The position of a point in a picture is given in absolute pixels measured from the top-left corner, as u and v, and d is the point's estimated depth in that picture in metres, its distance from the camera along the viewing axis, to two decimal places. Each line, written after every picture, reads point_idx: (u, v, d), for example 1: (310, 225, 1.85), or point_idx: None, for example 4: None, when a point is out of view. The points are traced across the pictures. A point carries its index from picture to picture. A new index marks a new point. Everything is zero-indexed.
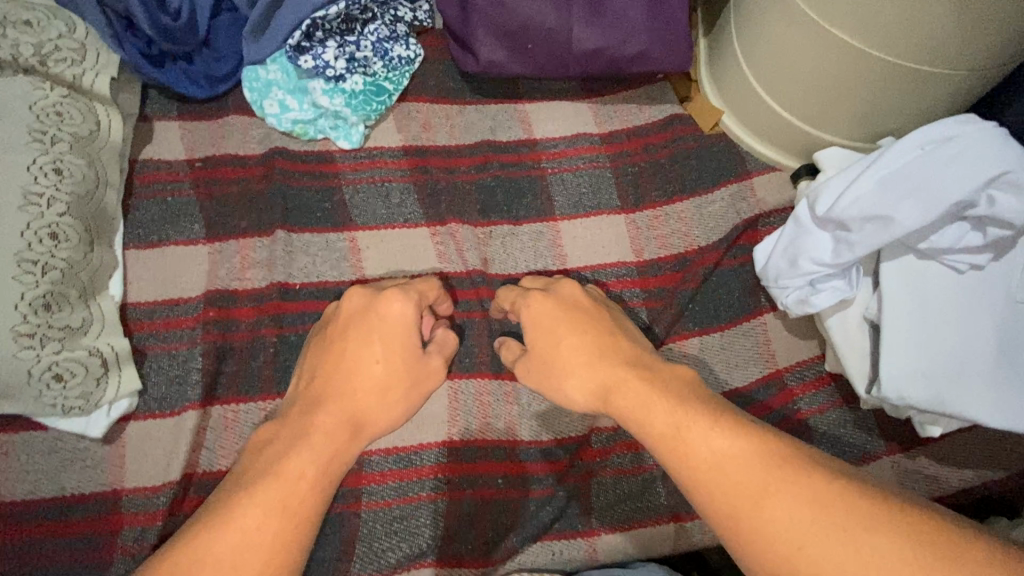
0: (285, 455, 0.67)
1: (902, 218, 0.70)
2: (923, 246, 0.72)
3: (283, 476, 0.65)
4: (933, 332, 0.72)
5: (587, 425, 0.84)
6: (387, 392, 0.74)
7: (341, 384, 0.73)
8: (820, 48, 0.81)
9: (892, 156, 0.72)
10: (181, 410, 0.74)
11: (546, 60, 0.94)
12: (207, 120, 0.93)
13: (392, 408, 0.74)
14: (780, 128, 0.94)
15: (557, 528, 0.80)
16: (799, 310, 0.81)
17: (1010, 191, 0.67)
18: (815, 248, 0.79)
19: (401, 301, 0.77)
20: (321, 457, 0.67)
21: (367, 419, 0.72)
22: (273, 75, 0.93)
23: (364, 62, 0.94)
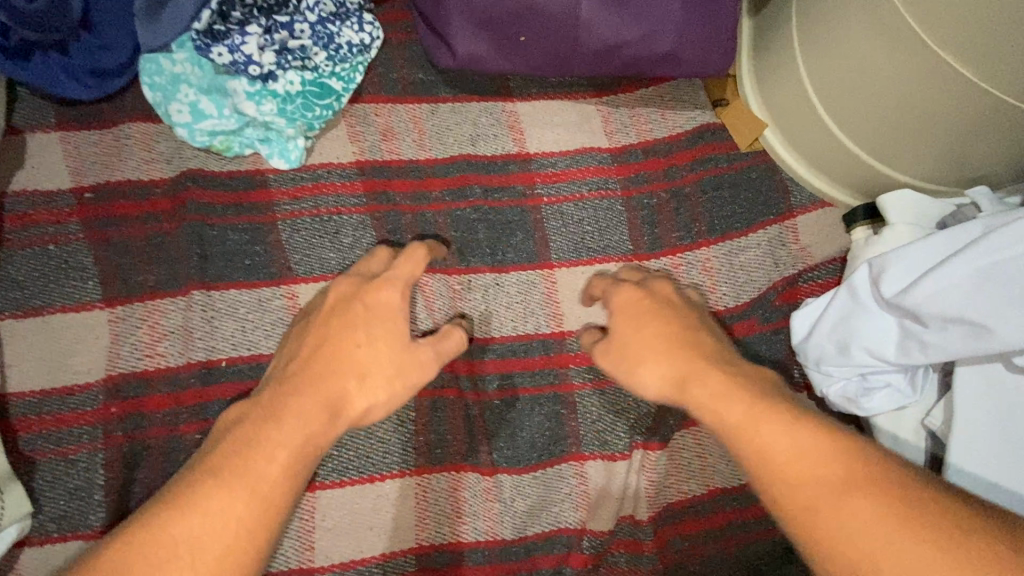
0: (257, 431, 0.52)
1: (1002, 332, 0.55)
2: (1019, 360, 0.57)
3: (241, 460, 0.50)
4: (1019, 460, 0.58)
5: (577, 521, 0.72)
6: (373, 380, 0.58)
7: (318, 369, 0.57)
8: (913, 73, 0.60)
9: (998, 243, 0.56)
10: (86, 534, 0.61)
11: (545, 56, 0.71)
12: (98, 130, 0.71)
13: (375, 406, 0.58)
14: (838, 158, 0.74)
15: None
16: (843, 405, 0.67)
17: None
18: (876, 340, 0.63)
19: (389, 285, 0.62)
20: (304, 446, 0.52)
21: (350, 406, 0.57)
22: (180, 68, 0.71)
23: (300, 52, 0.70)
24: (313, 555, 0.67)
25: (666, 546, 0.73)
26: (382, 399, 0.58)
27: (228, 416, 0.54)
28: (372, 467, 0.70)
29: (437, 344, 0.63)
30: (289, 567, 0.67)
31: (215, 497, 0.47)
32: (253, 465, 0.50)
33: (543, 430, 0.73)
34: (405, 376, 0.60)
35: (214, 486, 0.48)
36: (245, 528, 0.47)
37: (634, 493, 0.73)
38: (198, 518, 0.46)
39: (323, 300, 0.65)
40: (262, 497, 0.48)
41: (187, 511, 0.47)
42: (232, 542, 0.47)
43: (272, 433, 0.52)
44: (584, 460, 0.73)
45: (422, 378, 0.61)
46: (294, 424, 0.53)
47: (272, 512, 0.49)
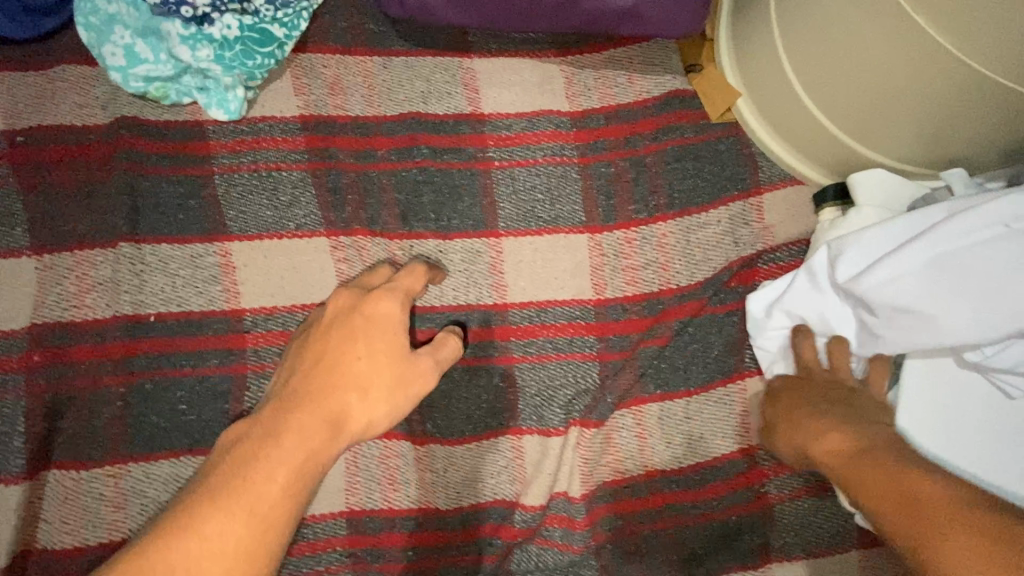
0: (259, 446, 0.51)
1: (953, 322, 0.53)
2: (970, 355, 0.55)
3: (240, 478, 0.49)
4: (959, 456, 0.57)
5: (512, 494, 0.71)
6: (370, 390, 0.59)
7: (322, 380, 0.58)
8: (886, 43, 0.54)
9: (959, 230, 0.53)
10: (6, 479, 0.61)
11: (496, 6, 0.66)
12: (31, 70, 0.68)
13: (374, 417, 0.59)
14: (809, 132, 0.69)
15: None
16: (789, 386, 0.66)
17: None
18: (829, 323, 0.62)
19: (389, 296, 0.63)
20: (302, 463, 0.52)
21: (353, 417, 0.57)
22: (115, 7, 0.67)
23: None
24: None
25: (601, 524, 0.72)
26: (380, 408, 0.59)
27: (230, 436, 0.54)
28: None
29: (435, 353, 0.64)
30: None
31: (220, 515, 0.46)
32: (250, 482, 0.49)
33: (482, 403, 0.71)
34: (404, 387, 0.60)
35: (209, 509, 0.46)
36: (245, 547, 0.46)
37: (571, 468, 0.71)
38: (195, 541, 0.45)
39: (321, 312, 0.64)
40: (258, 517, 0.47)
41: (182, 531, 0.45)
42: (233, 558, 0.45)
43: (273, 449, 0.51)
44: (522, 435, 0.71)
45: (422, 389, 0.61)
46: (296, 441, 0.52)
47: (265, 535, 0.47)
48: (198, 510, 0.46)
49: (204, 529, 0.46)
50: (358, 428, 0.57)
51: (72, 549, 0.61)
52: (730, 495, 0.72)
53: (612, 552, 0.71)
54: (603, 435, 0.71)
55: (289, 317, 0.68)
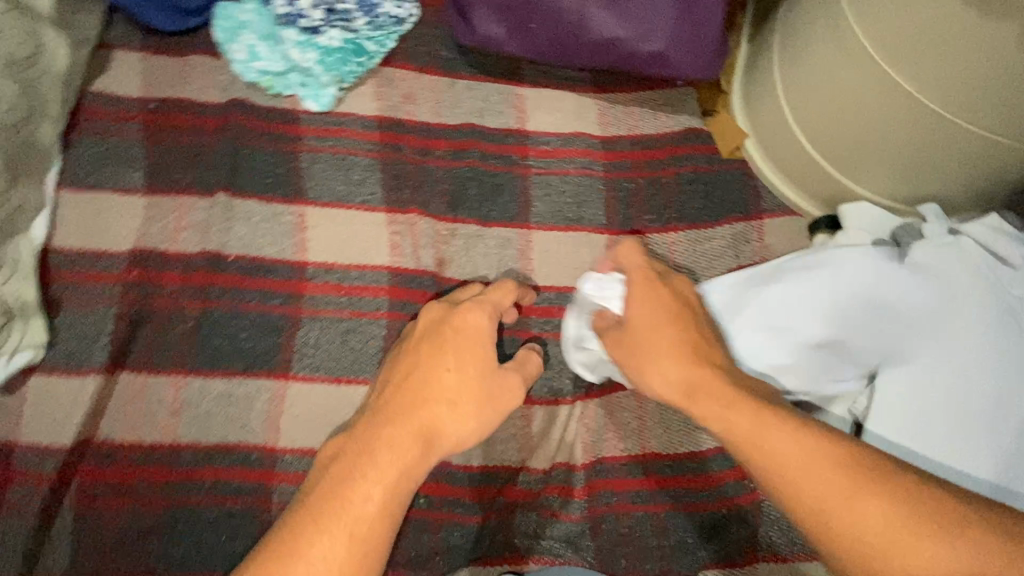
0: (358, 461, 0.61)
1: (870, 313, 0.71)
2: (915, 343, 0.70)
3: (343, 500, 0.58)
4: (932, 458, 0.67)
5: (518, 460, 0.78)
6: (459, 403, 0.67)
7: (411, 398, 0.67)
8: (869, 89, 0.67)
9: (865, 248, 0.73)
10: (85, 372, 0.70)
11: (549, 43, 0.82)
12: (171, 56, 0.85)
13: (464, 429, 0.67)
14: (807, 168, 0.80)
15: (482, 554, 0.75)
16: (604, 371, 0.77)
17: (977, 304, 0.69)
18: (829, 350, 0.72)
19: (476, 311, 0.72)
20: (393, 490, 0.60)
21: (445, 432, 0.66)
22: (246, 16, 0.84)
23: (346, 14, 0.84)
24: (278, 436, 0.72)
25: (596, 498, 0.76)
26: (467, 422, 0.67)
27: (329, 450, 0.64)
28: (341, 370, 0.75)
29: (520, 368, 0.73)
30: (256, 442, 0.72)
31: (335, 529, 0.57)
32: (353, 499, 0.58)
33: None
34: (490, 403, 0.69)
35: (313, 532, 0.56)
36: (350, 561, 0.55)
37: (573, 439, 0.78)
38: (303, 565, 0.54)
39: (413, 324, 0.74)
40: (357, 537, 0.57)
41: (286, 554, 0.54)
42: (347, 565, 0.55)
43: (373, 467, 0.61)
44: (532, 404, 0.79)
45: (505, 404, 0.70)
46: (394, 462, 0.62)
47: (367, 550, 0.56)
48: (310, 527, 0.56)
49: (323, 532, 0.56)
50: (449, 439, 0.66)
51: (129, 443, 0.69)
52: (719, 488, 0.77)
53: (606, 527, 0.76)
54: (605, 413, 0.78)
55: (344, 273, 0.79)
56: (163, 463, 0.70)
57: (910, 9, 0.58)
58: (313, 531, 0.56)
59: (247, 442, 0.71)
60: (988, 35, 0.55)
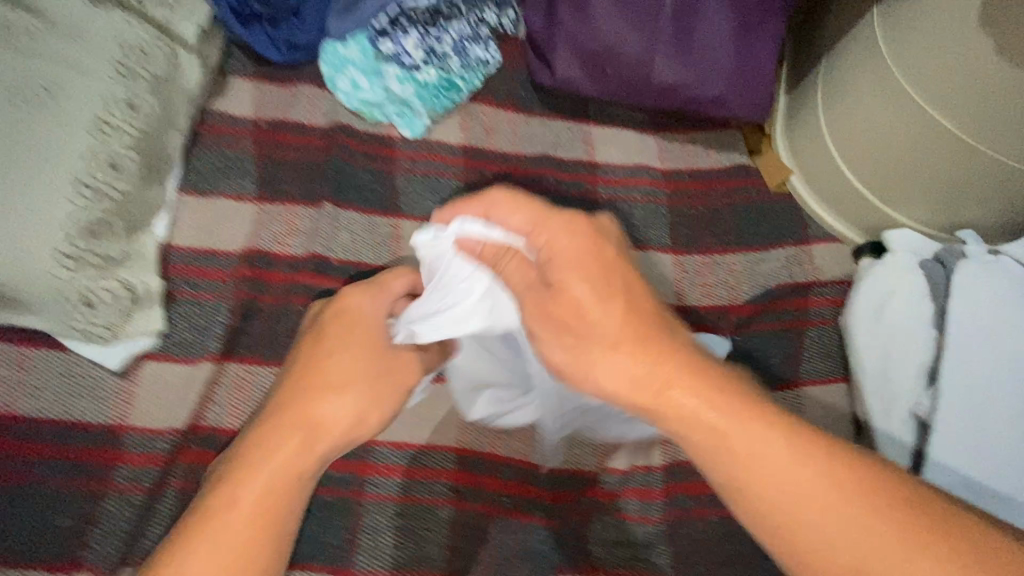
0: (245, 462, 0.61)
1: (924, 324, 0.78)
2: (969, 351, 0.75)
3: (216, 509, 0.58)
4: (990, 456, 0.72)
5: (594, 463, 0.80)
6: (345, 390, 0.66)
7: (304, 403, 0.65)
8: (912, 130, 0.78)
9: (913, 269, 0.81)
10: (197, 359, 0.74)
11: (622, 87, 0.93)
12: (280, 84, 0.94)
13: (371, 415, 0.67)
14: (853, 199, 0.90)
15: (559, 560, 0.75)
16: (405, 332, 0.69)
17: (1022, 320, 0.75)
18: (885, 363, 0.78)
19: (359, 314, 0.71)
20: (272, 486, 0.60)
21: (329, 422, 0.65)
22: (351, 53, 0.94)
23: (442, 57, 0.94)
24: None
25: (672, 500, 0.79)
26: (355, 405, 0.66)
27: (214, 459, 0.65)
28: None
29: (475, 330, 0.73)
30: None
31: (255, 516, 0.58)
32: (226, 503, 0.58)
33: None
34: (393, 380, 0.69)
35: (185, 554, 0.55)
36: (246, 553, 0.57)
37: (649, 442, 0.81)
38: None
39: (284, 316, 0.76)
40: (264, 504, 0.59)
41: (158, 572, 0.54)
42: (234, 555, 0.56)
43: (262, 462, 0.61)
44: None
45: (411, 377, 0.71)
46: (275, 468, 0.61)
47: (260, 536, 0.58)
48: (197, 529, 0.57)
49: (206, 535, 0.56)
50: (332, 433, 0.65)
51: (234, 429, 0.72)
52: None
53: (682, 533, 0.78)
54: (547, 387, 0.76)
55: None
56: None
57: (949, 63, 0.70)
58: (208, 519, 0.57)
59: None
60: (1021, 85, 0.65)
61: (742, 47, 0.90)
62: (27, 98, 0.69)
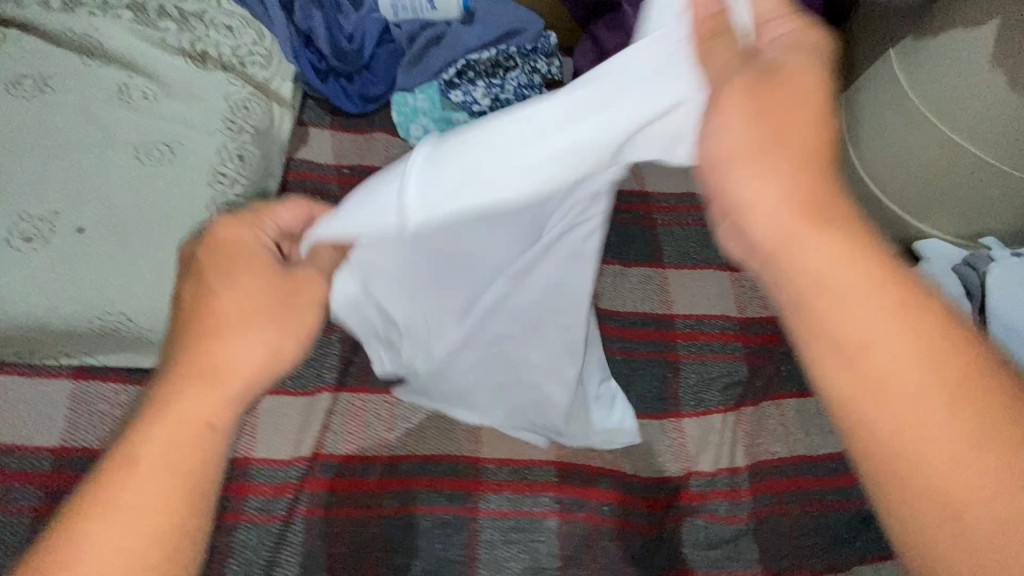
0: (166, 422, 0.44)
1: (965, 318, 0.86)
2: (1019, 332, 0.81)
3: (125, 465, 0.42)
4: None
5: (680, 469, 0.85)
6: (248, 321, 0.48)
7: (198, 328, 0.47)
8: (933, 151, 0.89)
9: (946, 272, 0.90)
10: (313, 390, 0.79)
11: None
12: (356, 132, 1.02)
13: (283, 351, 0.49)
14: (882, 217, 1.01)
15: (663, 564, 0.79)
16: (324, 233, 0.53)
17: None
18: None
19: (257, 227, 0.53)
20: (179, 437, 0.44)
21: (236, 364, 0.47)
22: (419, 102, 1.01)
23: (505, 103, 1.02)
24: (479, 447, 0.80)
25: (760, 498, 0.83)
26: (297, 349, 0.51)
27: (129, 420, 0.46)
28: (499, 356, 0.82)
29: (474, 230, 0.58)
30: (461, 453, 0.79)
31: (121, 495, 0.41)
32: (135, 455, 0.43)
33: (653, 389, 0.90)
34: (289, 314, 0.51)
35: (79, 538, 0.40)
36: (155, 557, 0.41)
37: (730, 445, 0.86)
38: None
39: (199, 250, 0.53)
40: (176, 472, 0.43)
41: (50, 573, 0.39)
42: (155, 525, 0.41)
43: (165, 411, 0.44)
44: (682, 418, 0.88)
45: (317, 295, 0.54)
46: (182, 420, 0.44)
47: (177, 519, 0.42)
48: (109, 478, 0.42)
49: (130, 487, 0.42)
50: (239, 378, 0.47)
51: (352, 455, 0.76)
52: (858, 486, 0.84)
53: (769, 529, 0.82)
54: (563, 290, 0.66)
55: None
56: (383, 473, 0.76)
57: (967, 90, 0.81)
58: (118, 490, 0.42)
59: (454, 453, 0.79)
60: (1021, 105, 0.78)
61: None
62: (153, 157, 0.76)
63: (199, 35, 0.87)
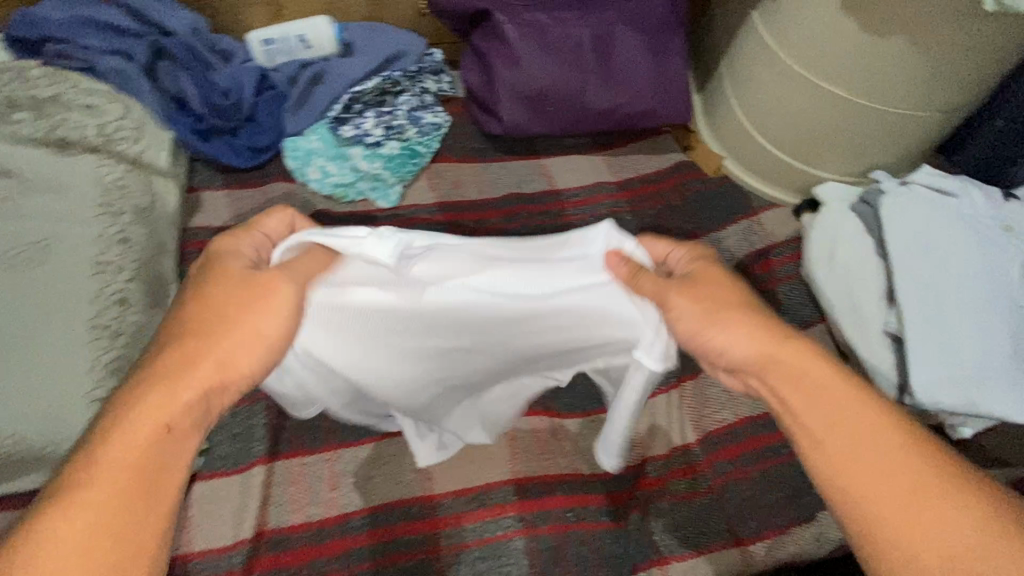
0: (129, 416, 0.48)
1: (865, 261, 0.89)
2: (916, 264, 0.82)
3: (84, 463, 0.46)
4: (975, 354, 0.77)
5: (636, 457, 0.86)
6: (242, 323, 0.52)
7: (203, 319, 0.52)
8: (811, 98, 0.92)
9: (836, 214, 0.93)
10: (247, 466, 0.74)
11: (564, 119, 1.04)
12: (250, 187, 0.99)
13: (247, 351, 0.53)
14: (779, 170, 1.05)
15: (635, 561, 0.79)
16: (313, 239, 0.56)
17: (960, 217, 0.84)
18: (850, 297, 0.88)
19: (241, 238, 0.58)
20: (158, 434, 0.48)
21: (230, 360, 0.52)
22: (313, 144, 1.00)
23: (399, 129, 1.02)
24: (432, 485, 0.79)
25: (716, 469, 0.86)
26: (262, 363, 0.53)
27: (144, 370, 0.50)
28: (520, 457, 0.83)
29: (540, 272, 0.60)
30: (413, 494, 0.77)
31: (95, 493, 0.45)
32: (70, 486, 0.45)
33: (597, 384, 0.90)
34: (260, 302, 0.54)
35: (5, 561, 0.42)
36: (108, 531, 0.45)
37: (678, 424, 0.88)
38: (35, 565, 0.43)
39: None
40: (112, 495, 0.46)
41: None
42: (90, 542, 0.44)
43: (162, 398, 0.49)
44: None
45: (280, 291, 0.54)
46: (152, 435, 0.48)
47: (115, 543, 0.45)
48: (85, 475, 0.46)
49: (75, 497, 0.45)
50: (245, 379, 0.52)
51: (298, 524, 0.73)
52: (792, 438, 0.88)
53: (729, 497, 0.84)
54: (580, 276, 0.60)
55: None
56: (334, 535, 0.73)
57: (821, 44, 0.85)
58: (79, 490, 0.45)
59: (405, 496, 0.77)
60: (884, 47, 0.80)
61: (657, 61, 1.02)
62: (20, 260, 0.71)
63: (56, 121, 0.82)
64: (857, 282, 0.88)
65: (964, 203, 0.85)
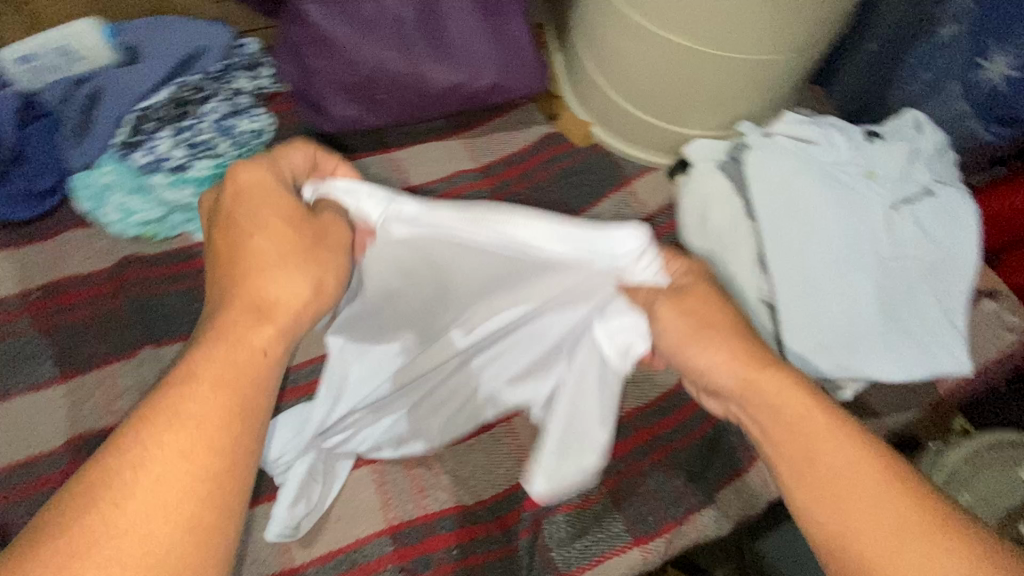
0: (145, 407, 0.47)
1: (737, 223, 0.80)
2: (782, 224, 0.77)
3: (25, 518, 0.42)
4: (844, 315, 0.74)
5: (523, 473, 0.80)
6: (284, 263, 0.54)
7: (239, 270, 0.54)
8: (661, 51, 0.83)
9: (704, 172, 0.83)
10: None
11: (403, 107, 0.92)
12: (39, 241, 0.83)
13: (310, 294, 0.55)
14: (647, 132, 0.96)
15: None
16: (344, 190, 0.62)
17: (821, 165, 0.78)
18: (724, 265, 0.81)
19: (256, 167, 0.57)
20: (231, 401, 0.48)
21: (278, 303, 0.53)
22: (107, 178, 0.84)
23: (207, 144, 0.87)
24: (295, 553, 0.72)
25: (605, 470, 0.82)
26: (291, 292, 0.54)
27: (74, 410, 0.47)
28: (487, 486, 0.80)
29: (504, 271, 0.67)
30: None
31: (171, 438, 0.45)
32: None
33: None
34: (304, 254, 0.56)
35: None
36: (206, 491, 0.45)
37: None
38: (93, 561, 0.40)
39: None
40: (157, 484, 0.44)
41: None
42: (189, 495, 0.44)
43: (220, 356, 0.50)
44: (512, 418, 0.83)
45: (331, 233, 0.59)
46: (218, 371, 0.49)
47: (213, 491, 0.45)
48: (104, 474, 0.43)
49: (156, 440, 0.45)
50: (290, 312, 0.54)
51: None
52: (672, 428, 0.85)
53: (623, 496, 0.80)
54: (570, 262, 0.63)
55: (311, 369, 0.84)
56: None
57: None
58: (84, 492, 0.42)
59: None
60: None
61: (495, 25, 0.90)
62: None
63: None
64: (732, 249, 0.80)
65: (824, 149, 0.79)
